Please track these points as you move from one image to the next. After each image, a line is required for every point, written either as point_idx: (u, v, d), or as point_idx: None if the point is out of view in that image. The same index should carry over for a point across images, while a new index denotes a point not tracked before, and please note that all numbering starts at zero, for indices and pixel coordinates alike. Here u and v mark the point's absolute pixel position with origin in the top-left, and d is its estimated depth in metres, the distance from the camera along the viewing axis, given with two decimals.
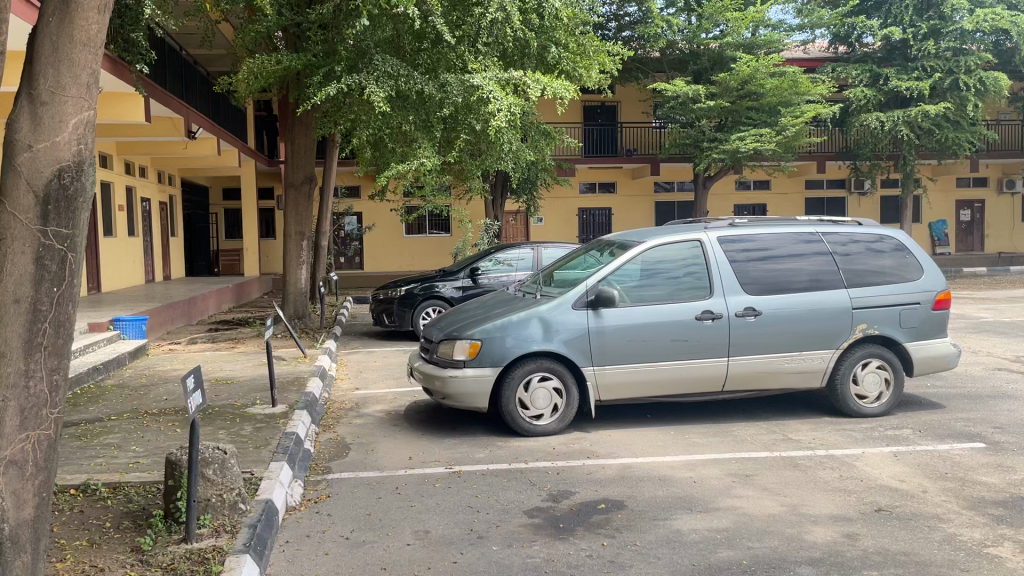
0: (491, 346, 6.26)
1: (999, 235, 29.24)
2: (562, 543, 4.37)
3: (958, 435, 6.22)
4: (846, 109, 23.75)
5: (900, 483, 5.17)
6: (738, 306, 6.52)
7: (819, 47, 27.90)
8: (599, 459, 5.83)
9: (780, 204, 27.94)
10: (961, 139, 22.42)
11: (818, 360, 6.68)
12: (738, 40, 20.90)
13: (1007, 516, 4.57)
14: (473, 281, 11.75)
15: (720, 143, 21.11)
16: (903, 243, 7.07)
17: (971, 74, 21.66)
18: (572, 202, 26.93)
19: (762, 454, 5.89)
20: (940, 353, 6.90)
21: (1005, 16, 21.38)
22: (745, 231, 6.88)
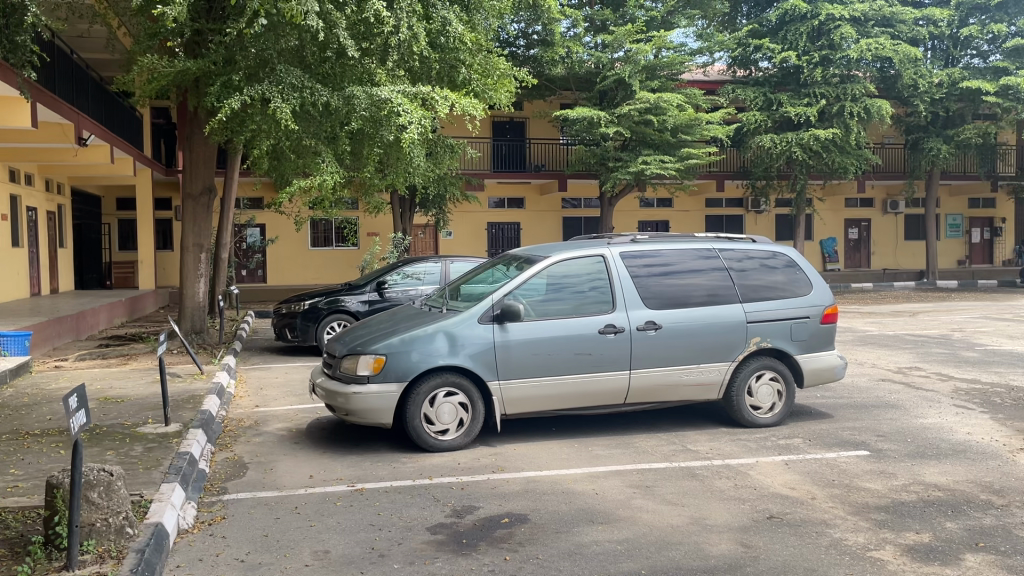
0: (397, 360, 6.20)
1: (884, 253, 30.89)
2: (464, 558, 4.35)
3: (844, 443, 6.53)
4: (743, 130, 24.67)
5: (791, 491, 5.37)
6: (640, 320, 6.67)
7: (718, 70, 28.93)
8: (503, 474, 5.83)
9: (682, 221, 28.79)
10: (848, 164, 23.67)
11: (715, 372, 6.90)
12: (642, 62, 21.41)
13: (888, 520, 4.82)
14: (379, 295, 11.65)
15: (624, 162, 21.66)
16: (794, 260, 7.38)
17: (857, 102, 22.94)
18: (480, 216, 27.01)
19: (662, 465, 6.03)
20: (828, 365, 7.23)
21: (887, 46, 22.65)
22: (647, 247, 7.04)
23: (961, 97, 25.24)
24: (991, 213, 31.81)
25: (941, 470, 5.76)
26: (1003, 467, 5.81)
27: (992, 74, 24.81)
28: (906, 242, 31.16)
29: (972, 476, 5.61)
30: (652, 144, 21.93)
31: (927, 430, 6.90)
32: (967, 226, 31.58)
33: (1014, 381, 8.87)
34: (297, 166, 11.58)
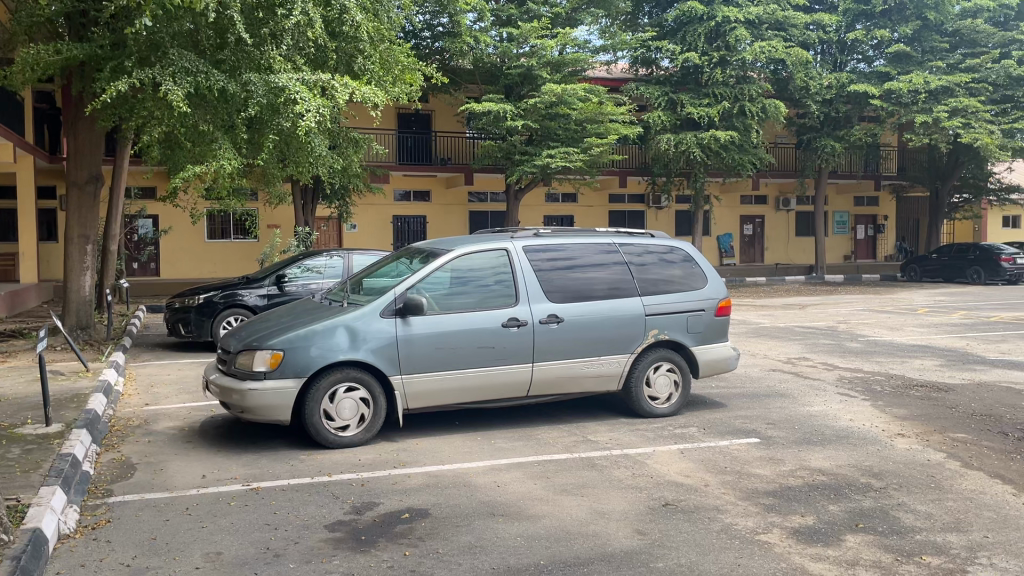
0: (294, 356, 6.06)
1: (776, 248, 32.21)
2: (363, 555, 4.30)
3: (736, 432, 6.76)
4: (646, 128, 25.17)
5: (686, 478, 5.54)
6: (542, 313, 6.72)
7: (621, 68, 29.43)
8: (405, 469, 5.79)
9: (586, 215, 29.23)
10: (745, 161, 24.54)
11: (614, 364, 7.02)
12: (547, 58, 21.50)
13: (776, 504, 5.02)
14: (279, 289, 11.37)
15: (530, 156, 21.79)
16: (691, 255, 7.60)
17: (753, 102, 23.90)
18: (386, 209, 26.65)
19: (562, 456, 6.10)
20: (721, 356, 7.47)
21: (780, 49, 23.53)
22: (551, 241, 7.11)
23: (849, 99, 26.46)
24: (875, 211, 33.59)
25: (825, 456, 6.04)
26: (882, 451, 6.14)
27: (876, 78, 26.08)
28: (797, 238, 32.60)
29: (854, 461, 5.91)
30: (559, 139, 22.11)
31: (814, 418, 7.22)
32: (853, 223, 33.23)
33: (893, 370, 9.39)
34: (190, 155, 11.18)
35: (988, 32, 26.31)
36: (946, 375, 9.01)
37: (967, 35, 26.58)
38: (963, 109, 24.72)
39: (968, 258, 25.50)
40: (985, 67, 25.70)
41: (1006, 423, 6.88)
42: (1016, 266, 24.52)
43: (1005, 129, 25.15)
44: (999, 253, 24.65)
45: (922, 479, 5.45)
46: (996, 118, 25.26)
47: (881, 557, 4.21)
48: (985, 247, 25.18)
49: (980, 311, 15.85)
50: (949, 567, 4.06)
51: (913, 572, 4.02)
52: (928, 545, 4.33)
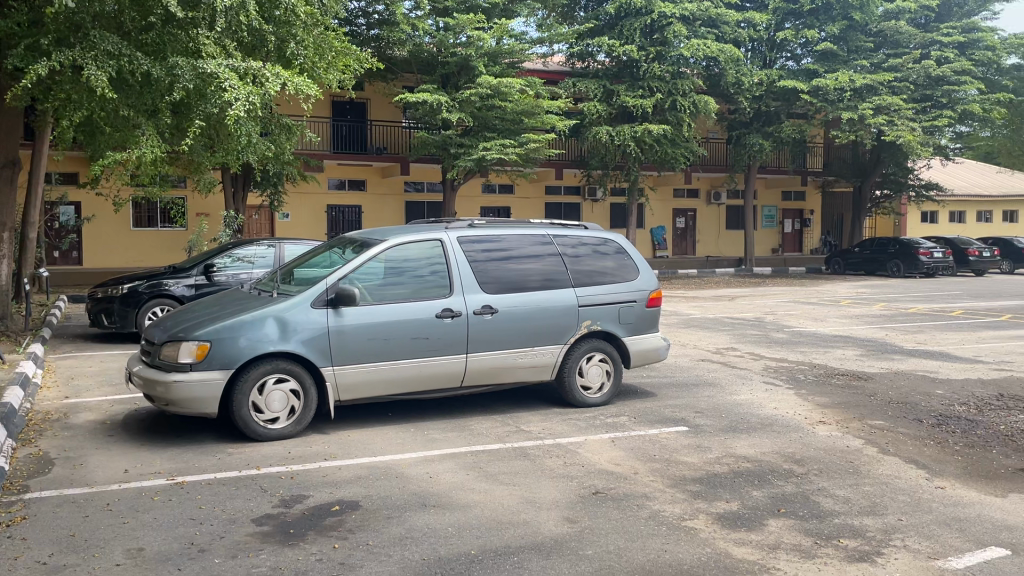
0: (222, 347, 5.93)
1: (707, 241, 32.87)
2: (291, 548, 4.24)
3: (666, 420, 6.90)
4: (582, 121, 25.32)
5: (616, 467, 5.63)
6: (477, 304, 6.72)
7: (557, 61, 29.55)
8: (335, 461, 5.74)
9: (523, 207, 29.32)
10: (678, 155, 24.94)
11: (547, 355, 7.08)
12: (483, 49, 21.42)
13: (702, 490, 5.14)
14: (207, 279, 11.05)
15: (467, 148, 21.73)
16: (623, 247, 7.70)
17: (685, 97, 24.32)
18: (319, 198, 26.23)
19: (495, 446, 6.12)
20: (652, 347, 7.59)
21: (713, 46, 24.00)
22: (486, 232, 7.12)
23: (779, 96, 27.12)
24: (802, 206, 34.58)
25: (750, 443, 6.21)
26: (804, 438, 6.34)
27: (804, 75, 26.78)
28: (727, 231, 33.32)
29: (777, 448, 6.09)
30: (497, 131, 22.09)
31: (740, 406, 7.41)
32: (781, 217, 34.11)
33: (816, 359, 9.69)
34: (112, 138, 10.83)
35: (910, 33, 27.21)
36: (865, 364, 9.35)
37: (890, 36, 27.48)
38: (886, 107, 25.57)
39: (888, 252, 26.39)
40: (907, 67, 26.60)
41: (920, 409, 7.18)
42: (933, 260, 25.48)
43: (925, 127, 26.08)
44: (917, 247, 25.59)
45: (841, 465, 5.64)
46: (917, 116, 26.17)
47: (801, 540, 4.34)
48: (905, 241, 26.10)
49: (899, 302, 16.47)
50: (864, 549, 4.22)
51: (831, 555, 4.16)
52: (845, 529, 4.49)
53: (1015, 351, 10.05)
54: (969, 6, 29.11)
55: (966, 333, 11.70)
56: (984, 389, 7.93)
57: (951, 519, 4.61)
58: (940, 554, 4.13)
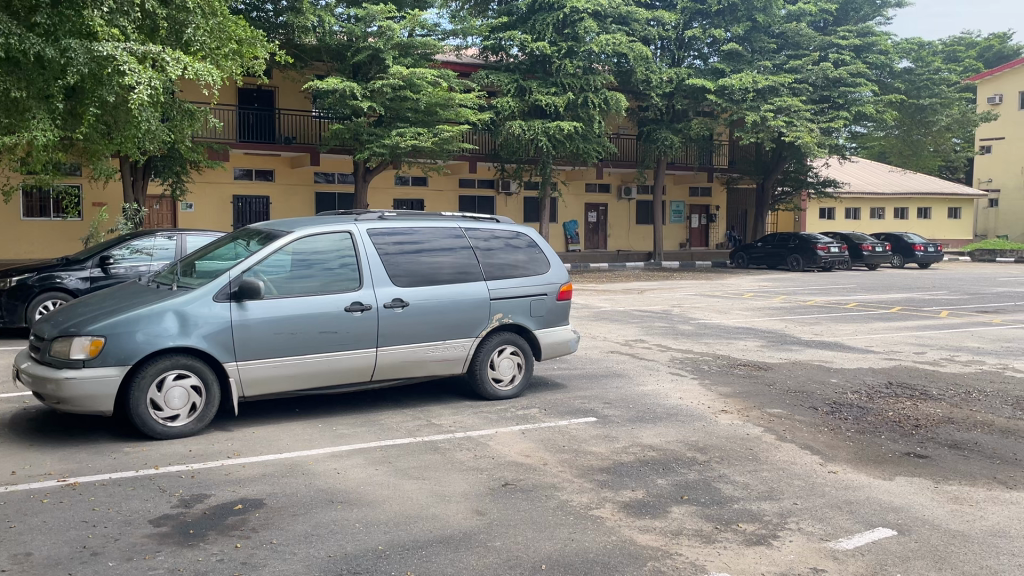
0: (117, 342, 5.69)
1: (619, 235, 33.44)
2: (190, 549, 4.11)
3: (575, 412, 6.98)
4: (495, 115, 25.30)
5: (526, 458, 5.67)
6: (387, 298, 6.65)
7: (470, 53, 29.47)
8: (239, 458, 5.58)
9: (436, 200, 29.18)
10: (589, 151, 25.26)
11: (458, 348, 7.06)
12: (396, 39, 21.17)
13: (608, 480, 5.23)
14: (103, 271, 10.59)
15: (378, 138, 21.41)
16: (535, 241, 7.75)
17: (597, 93, 24.76)
18: (225, 188, 25.43)
19: (405, 440, 6.08)
20: (562, 339, 7.67)
21: (624, 43, 24.38)
22: (397, 225, 7.05)
23: (688, 94, 27.76)
24: (708, 201, 35.53)
25: (656, 432, 6.36)
26: (706, 427, 6.52)
27: (711, 74, 27.54)
28: (637, 225, 33.98)
29: (682, 436, 6.25)
30: (409, 121, 21.87)
31: (647, 396, 7.58)
32: (688, 212, 35.01)
33: (720, 350, 10.00)
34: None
35: (809, 36, 28.26)
36: (765, 355, 9.70)
37: (791, 38, 28.45)
38: (787, 108, 26.48)
39: (788, 246, 27.42)
40: (806, 68, 27.59)
41: (815, 398, 7.50)
42: (830, 254, 26.60)
43: (823, 127, 27.10)
44: (815, 243, 26.65)
45: (741, 452, 5.84)
46: (816, 117, 27.19)
47: (702, 526, 4.47)
48: (804, 236, 27.16)
49: (798, 295, 17.16)
50: (761, 532, 4.37)
51: (730, 539, 4.30)
52: (744, 514, 4.65)
53: (903, 341, 10.61)
54: (864, 11, 30.43)
55: (859, 324, 12.28)
56: (874, 377, 8.34)
57: (842, 502, 4.83)
58: (832, 536, 4.32)
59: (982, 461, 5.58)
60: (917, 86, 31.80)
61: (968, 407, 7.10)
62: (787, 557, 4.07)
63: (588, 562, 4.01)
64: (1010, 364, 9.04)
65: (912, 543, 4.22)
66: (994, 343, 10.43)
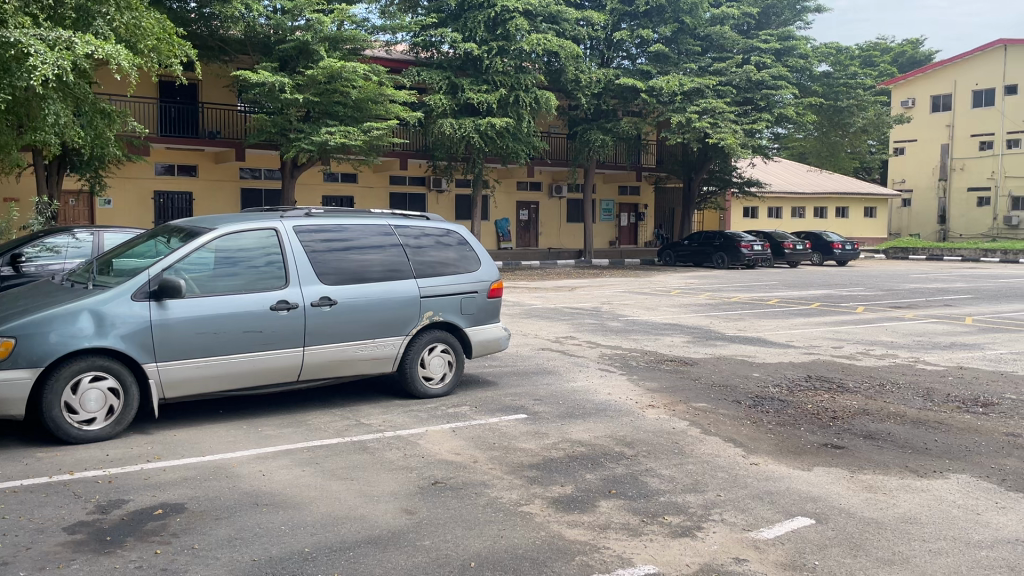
0: (29, 344, 5.45)
1: (549, 233, 33.71)
2: (107, 557, 3.97)
3: (506, 409, 7.00)
4: (426, 113, 25.14)
5: (456, 456, 5.66)
6: (314, 296, 6.55)
7: (400, 50, 29.23)
8: (160, 462, 5.42)
9: (366, 197, 28.90)
10: (519, 150, 25.37)
11: (387, 346, 7.00)
12: (324, 33, 20.86)
13: (538, 476, 5.26)
14: (14, 269, 10.01)
15: (306, 133, 21.05)
16: (466, 238, 7.75)
17: (528, 92, 24.90)
18: (146, 183, 24.68)
19: (333, 440, 5.99)
20: (492, 337, 7.67)
21: (554, 42, 24.54)
22: (325, 222, 6.95)
23: (616, 94, 28.12)
24: (637, 200, 36.07)
25: (585, 427, 6.43)
26: (634, 422, 6.63)
27: (639, 74, 28.02)
28: (569, 223, 34.28)
29: (611, 431, 6.33)
30: (338, 117, 21.56)
31: (576, 393, 7.64)
32: (617, 211, 35.53)
33: (648, 346, 10.15)
34: None
35: (733, 39, 28.96)
36: (692, 350, 9.90)
37: (716, 40, 29.11)
38: (712, 109, 27.08)
39: (714, 245, 28.06)
40: (730, 71, 28.27)
41: (738, 391, 7.70)
42: (753, 252, 27.31)
43: (747, 129, 27.74)
44: (739, 241, 27.36)
45: (666, 445, 5.95)
46: (740, 118, 27.84)
47: (629, 519, 4.54)
48: (728, 235, 27.84)
49: (722, 292, 17.55)
50: (686, 524, 4.46)
51: (657, 532, 4.37)
52: (670, 506, 4.73)
53: (822, 336, 10.97)
54: (785, 15, 31.27)
55: (780, 320, 12.64)
56: (794, 371, 8.60)
57: (763, 492, 4.97)
58: (753, 526, 4.44)
59: (894, 451, 5.80)
60: (835, 90, 32.87)
61: (881, 399, 7.38)
62: (710, 548, 4.16)
63: (517, 558, 4.03)
64: (921, 358, 9.44)
65: (829, 531, 4.36)
66: (906, 337, 10.88)
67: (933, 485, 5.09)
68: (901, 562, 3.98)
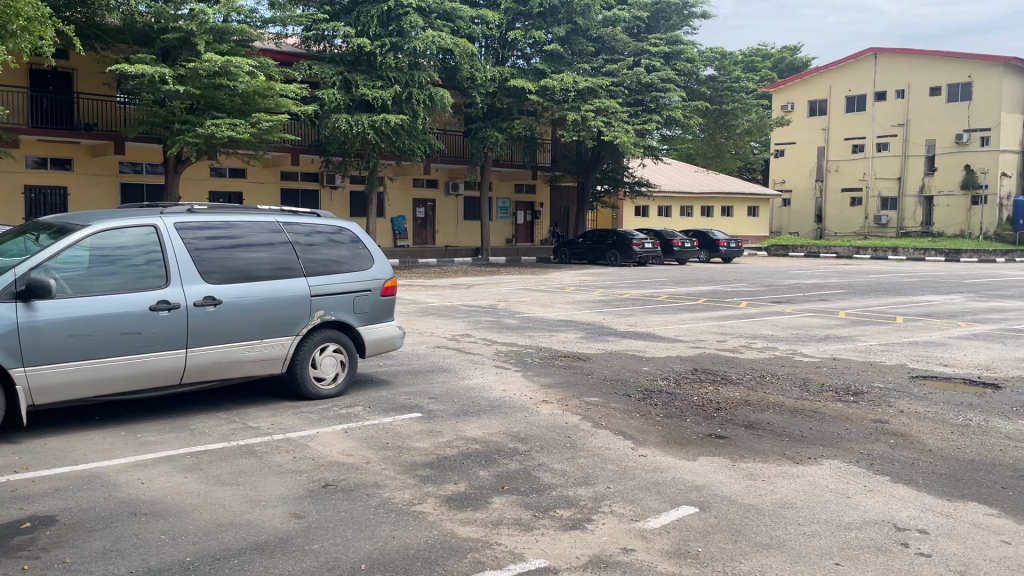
0: None
1: (446, 230, 33.64)
2: None
3: (400, 408, 6.93)
4: (319, 108, 24.64)
5: (348, 457, 5.56)
6: (197, 295, 6.31)
7: (291, 42, 28.51)
8: (28, 473, 5.10)
9: (256, 192, 28.07)
10: (415, 147, 25.14)
11: (277, 347, 6.81)
12: (210, 23, 20.10)
13: (431, 475, 5.23)
14: None
15: (192, 126, 20.28)
16: (358, 236, 7.63)
17: (423, 89, 24.71)
18: (16, 177, 23.20)
19: (218, 445, 5.80)
20: (386, 336, 7.58)
21: (449, 40, 24.41)
22: (210, 218, 6.70)
23: (510, 93, 28.30)
24: (532, 198, 36.44)
25: (479, 424, 6.44)
26: (529, 417, 6.68)
27: (533, 74, 28.28)
28: (465, 221, 34.26)
29: (504, 428, 6.37)
30: (224, 110, 20.88)
31: (471, 391, 7.64)
32: (513, 208, 35.80)
33: (542, 342, 10.26)
34: None
35: (624, 41, 29.61)
36: (584, 346, 10.07)
37: (608, 42, 29.78)
38: (605, 109, 27.61)
39: (607, 243, 28.63)
40: (621, 73, 28.92)
41: (629, 385, 7.88)
42: (644, 250, 28.04)
43: (638, 129, 28.44)
44: (631, 239, 28.03)
45: (559, 441, 6.02)
46: (631, 118, 28.54)
47: (521, 514, 4.57)
48: (621, 233, 28.48)
49: (615, 289, 17.92)
50: (577, 517, 4.54)
51: (547, 525, 4.43)
52: (561, 500, 4.80)
53: (707, 331, 11.35)
54: (673, 20, 31.79)
55: (669, 315, 13.02)
56: (682, 364, 8.87)
57: (651, 483, 5.10)
58: (641, 516, 4.55)
59: (773, 439, 6.07)
60: (719, 93, 34.10)
61: (761, 390, 7.71)
62: (599, 540, 4.24)
63: (408, 558, 3.99)
64: (798, 350, 9.90)
65: (711, 519, 4.52)
66: (785, 330, 11.40)
67: (808, 471, 5.35)
68: (777, 546, 4.16)
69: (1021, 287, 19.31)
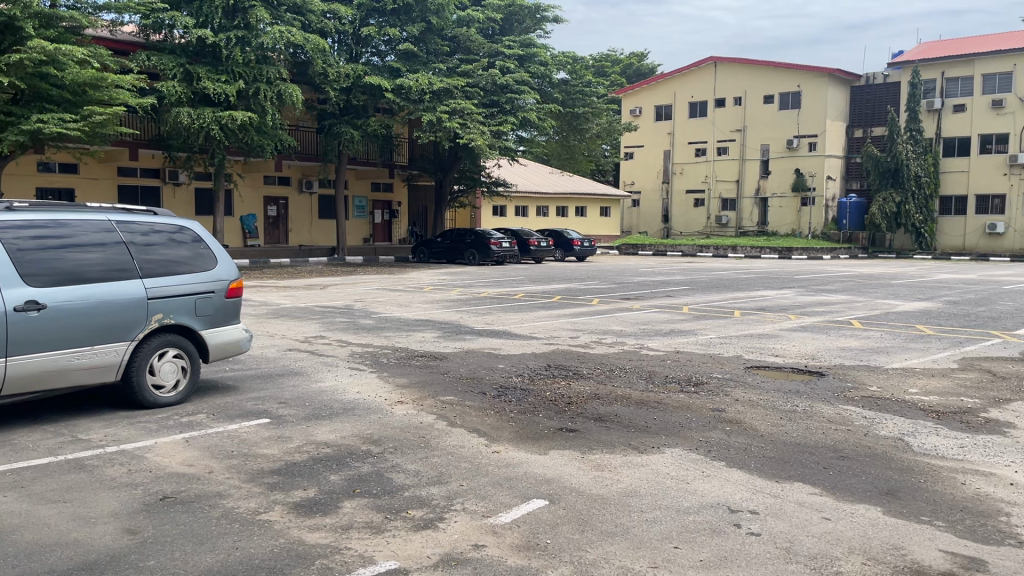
0: None
1: (300, 229, 32.72)
2: None
3: (246, 414, 6.68)
4: (158, 100, 23.38)
5: (189, 467, 5.30)
6: (18, 299, 5.83)
7: (128, 30, 26.93)
8: None
9: (90, 189, 26.52)
10: (263, 143, 24.34)
11: (111, 353, 6.39)
12: (35, 8, 18.64)
13: (279, 481, 5.07)
14: None
15: (15, 119, 18.70)
16: (201, 236, 7.29)
17: (272, 85, 23.93)
18: None
19: (43, 460, 5.38)
20: (231, 339, 7.28)
21: (298, 35, 23.79)
22: (34, 215, 6.22)
23: (365, 91, 27.86)
24: (389, 197, 36.05)
25: (331, 428, 6.30)
26: (382, 419, 6.61)
27: (388, 72, 28.03)
28: (320, 220, 33.45)
29: (357, 430, 6.26)
30: (51, 101, 19.44)
31: (323, 393, 7.47)
32: (370, 207, 35.27)
33: (398, 343, 10.18)
34: None
35: (478, 42, 29.86)
36: (440, 345, 10.08)
37: (463, 42, 29.95)
38: (460, 110, 27.72)
39: (465, 242, 28.75)
40: (477, 73, 29.13)
41: (484, 383, 7.95)
42: (502, 249, 28.32)
43: (493, 130, 28.76)
44: (489, 239, 28.23)
45: (413, 440, 5.99)
46: (486, 119, 28.78)
47: (372, 518, 4.51)
48: (478, 232, 28.70)
49: (473, 288, 18.04)
50: (428, 517, 4.52)
51: (398, 527, 4.39)
52: (413, 500, 4.77)
53: (561, 327, 11.63)
54: (526, 23, 32.40)
55: (525, 313, 13.21)
56: (535, 361, 9.03)
57: (503, 479, 5.16)
58: (492, 513, 4.59)
59: (620, 430, 6.29)
60: (572, 96, 35.00)
61: (610, 383, 7.98)
62: (450, 538, 4.25)
63: (252, 569, 3.85)
64: (645, 344, 10.30)
65: (560, 510, 4.63)
66: (635, 326, 11.86)
67: (651, 460, 5.58)
68: (622, 533, 4.31)
69: (847, 282, 20.93)
